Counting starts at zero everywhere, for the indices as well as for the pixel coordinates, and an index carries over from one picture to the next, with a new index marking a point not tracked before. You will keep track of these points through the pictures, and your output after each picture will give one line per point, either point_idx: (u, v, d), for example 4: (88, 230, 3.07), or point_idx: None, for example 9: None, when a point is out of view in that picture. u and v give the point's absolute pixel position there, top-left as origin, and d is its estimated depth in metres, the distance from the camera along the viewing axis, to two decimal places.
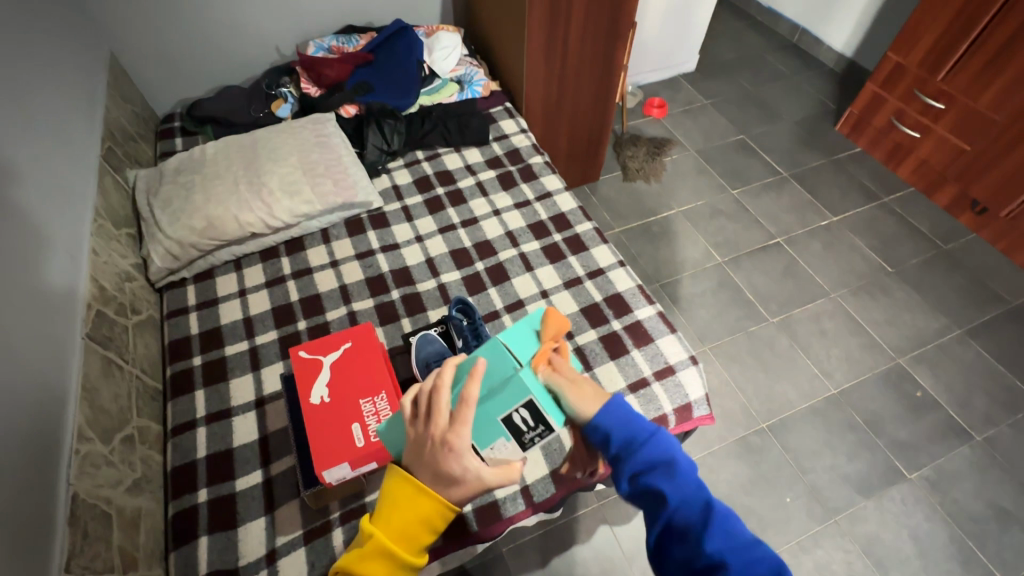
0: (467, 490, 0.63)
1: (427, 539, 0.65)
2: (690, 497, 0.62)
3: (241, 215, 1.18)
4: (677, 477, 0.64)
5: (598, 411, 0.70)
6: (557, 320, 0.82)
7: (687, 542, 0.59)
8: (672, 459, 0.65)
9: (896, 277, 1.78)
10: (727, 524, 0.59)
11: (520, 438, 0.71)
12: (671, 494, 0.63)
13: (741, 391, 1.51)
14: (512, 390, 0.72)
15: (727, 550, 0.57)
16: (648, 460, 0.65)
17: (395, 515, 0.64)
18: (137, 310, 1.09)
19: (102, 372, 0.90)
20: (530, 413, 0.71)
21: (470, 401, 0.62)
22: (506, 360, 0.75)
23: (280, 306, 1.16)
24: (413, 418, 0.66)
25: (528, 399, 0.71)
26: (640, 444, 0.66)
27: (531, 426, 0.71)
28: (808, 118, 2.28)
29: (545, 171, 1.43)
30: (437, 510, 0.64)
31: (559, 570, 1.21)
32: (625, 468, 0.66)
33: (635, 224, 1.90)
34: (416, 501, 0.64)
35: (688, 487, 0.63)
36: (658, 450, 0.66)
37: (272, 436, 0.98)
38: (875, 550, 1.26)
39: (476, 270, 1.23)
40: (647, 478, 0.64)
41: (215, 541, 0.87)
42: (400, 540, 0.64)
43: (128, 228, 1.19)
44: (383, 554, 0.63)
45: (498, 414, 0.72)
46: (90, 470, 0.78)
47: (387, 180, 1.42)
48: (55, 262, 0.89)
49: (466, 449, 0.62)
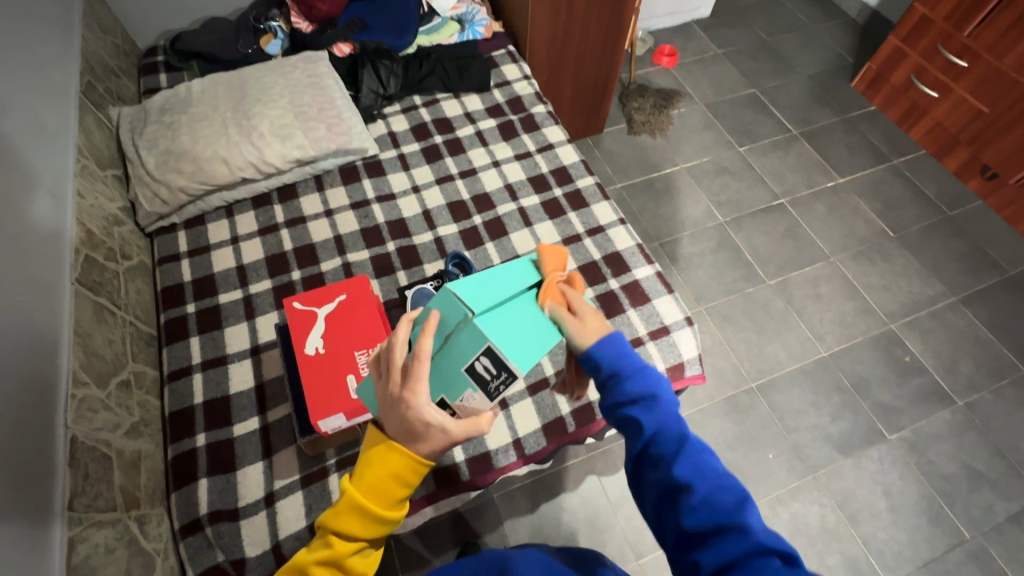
0: (432, 445, 0.63)
1: (403, 494, 0.66)
2: (668, 427, 0.61)
3: (231, 158, 1.14)
4: (655, 409, 0.63)
5: (594, 342, 0.66)
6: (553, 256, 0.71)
7: (659, 468, 0.59)
8: (655, 392, 0.63)
9: (897, 242, 1.77)
10: (700, 454, 0.59)
11: (486, 387, 0.64)
12: (647, 424, 0.61)
13: (732, 351, 1.53)
14: (467, 340, 0.63)
15: (695, 476, 0.58)
16: (631, 393, 0.63)
17: (368, 474, 0.64)
18: (127, 255, 1.07)
19: (94, 318, 0.89)
20: (491, 361, 0.62)
21: (422, 355, 0.61)
22: (456, 307, 0.64)
23: (274, 255, 1.14)
24: (377, 377, 0.68)
25: (488, 346, 0.62)
26: (625, 377, 0.64)
27: (495, 374, 0.63)
28: (824, 72, 2.19)
29: (547, 121, 1.38)
30: (409, 466, 0.64)
31: (547, 515, 1.27)
32: (607, 395, 0.65)
33: (637, 179, 1.85)
34: (387, 460, 0.64)
35: (665, 416, 0.62)
36: (644, 383, 0.64)
37: (268, 384, 0.99)
38: (849, 504, 1.32)
39: (474, 224, 1.21)
40: (626, 408, 0.63)
41: (215, 483, 0.89)
42: (373, 498, 0.64)
43: (114, 169, 1.15)
44: (358, 510, 0.64)
45: (458, 365, 0.64)
46: (88, 413, 0.79)
47: (383, 127, 1.36)
48: (40, 199, 0.87)
49: (425, 402, 0.62)
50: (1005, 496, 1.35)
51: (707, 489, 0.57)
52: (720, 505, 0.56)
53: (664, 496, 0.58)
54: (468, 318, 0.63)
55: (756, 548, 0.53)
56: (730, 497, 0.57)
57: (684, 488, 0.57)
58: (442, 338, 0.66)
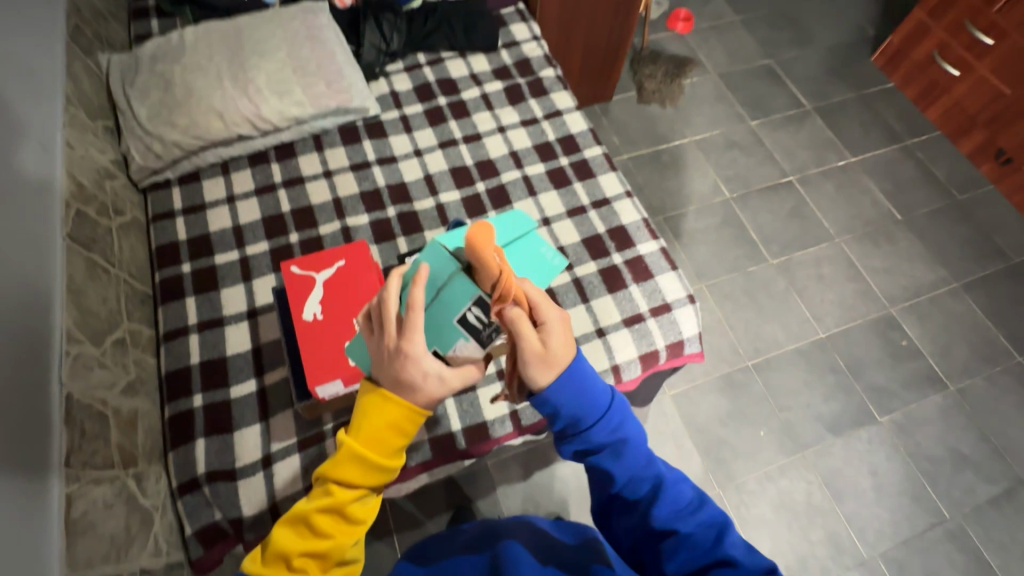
0: (430, 395, 0.61)
1: (401, 443, 0.64)
2: (638, 473, 0.66)
3: (227, 113, 1.10)
4: (622, 455, 0.66)
5: (552, 384, 0.62)
6: (484, 251, 0.63)
7: (637, 512, 0.66)
8: (619, 438, 0.66)
9: (904, 225, 1.75)
10: (672, 492, 0.66)
11: (479, 336, 0.67)
12: (619, 473, 0.66)
13: (731, 329, 1.53)
14: (458, 292, 0.68)
15: (673, 519, 0.63)
16: (598, 443, 0.65)
17: (364, 424, 0.62)
18: (120, 211, 1.04)
19: (87, 275, 0.87)
20: (483, 309, 0.67)
21: (416, 305, 0.58)
22: (447, 264, 0.70)
23: (271, 216, 1.11)
24: (369, 334, 0.64)
25: (478, 295, 0.67)
26: (588, 426, 0.64)
27: (486, 322, 0.67)
28: (843, 45, 2.11)
29: (556, 86, 1.33)
30: (405, 415, 0.62)
31: (539, 483, 1.29)
32: (573, 446, 0.66)
33: (644, 150, 1.81)
34: (385, 409, 0.61)
35: (633, 462, 0.66)
36: (608, 431, 0.65)
37: (265, 347, 0.98)
38: (835, 483, 1.35)
39: (476, 191, 1.18)
40: (595, 457, 0.66)
41: (212, 444, 0.90)
42: (372, 447, 0.62)
43: (104, 120, 1.11)
44: (357, 459, 0.62)
45: (450, 317, 0.67)
46: (83, 371, 0.78)
47: (385, 86, 1.30)
48: (25, 148, 0.83)
49: (422, 351, 0.59)
50: (987, 480, 1.39)
51: (685, 529, 0.62)
52: (700, 543, 0.61)
53: (644, 538, 0.66)
54: (461, 271, 0.70)
55: None
56: (710, 531, 0.62)
57: (661, 533, 0.63)
58: (434, 292, 0.70)
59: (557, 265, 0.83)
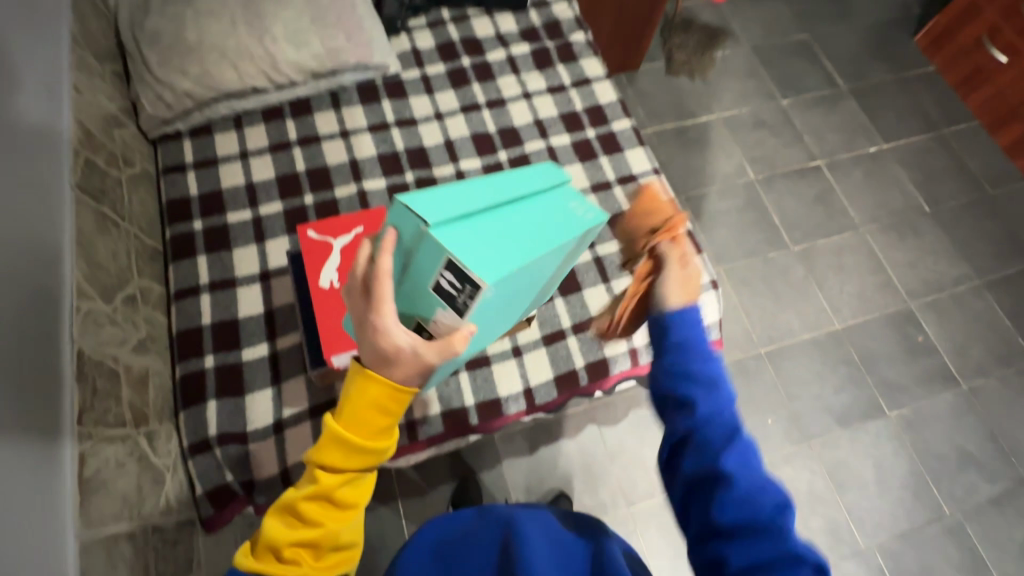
0: (405, 369, 0.55)
1: (388, 424, 0.59)
2: (723, 417, 0.57)
3: (241, 64, 1.04)
4: (715, 393, 0.58)
5: (678, 305, 0.60)
6: (656, 203, 0.67)
7: (703, 455, 0.56)
8: (718, 380, 0.59)
9: (931, 217, 1.70)
10: (747, 450, 0.57)
11: (455, 303, 0.57)
12: (705, 408, 0.57)
13: (746, 315, 1.50)
14: (427, 254, 0.55)
15: (742, 472, 0.55)
16: (693, 372, 0.58)
17: (348, 408, 0.58)
18: (130, 162, 1.00)
19: (97, 228, 0.84)
20: (454, 275, 0.54)
21: (382, 274, 0.52)
22: (411, 220, 0.55)
23: (285, 175, 1.07)
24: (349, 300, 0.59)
25: (447, 258, 0.54)
26: (693, 354, 0.59)
27: (460, 288, 0.55)
28: (885, 23, 2.00)
29: (586, 52, 1.26)
30: (386, 394, 0.56)
31: (544, 458, 1.30)
32: (665, 365, 0.59)
33: (670, 125, 1.74)
34: (366, 393, 0.57)
35: (723, 404, 0.58)
36: (709, 367, 0.59)
37: (278, 311, 0.96)
38: (838, 474, 1.35)
39: (498, 160, 1.14)
40: (683, 386, 0.58)
41: (224, 406, 0.89)
42: (356, 432, 0.59)
43: (112, 64, 1.05)
44: (341, 443, 0.59)
45: (425, 283, 0.58)
46: (94, 327, 0.76)
47: (406, 42, 1.23)
48: (29, 90, 0.78)
49: (391, 321, 0.53)
50: (990, 479, 1.39)
51: (749, 487, 0.55)
52: (759, 505, 0.54)
53: (700, 484, 0.56)
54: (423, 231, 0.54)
55: (794, 553, 0.53)
56: (771, 499, 0.55)
57: (724, 479, 0.55)
58: (404, 256, 0.59)
59: (591, 220, 0.61)
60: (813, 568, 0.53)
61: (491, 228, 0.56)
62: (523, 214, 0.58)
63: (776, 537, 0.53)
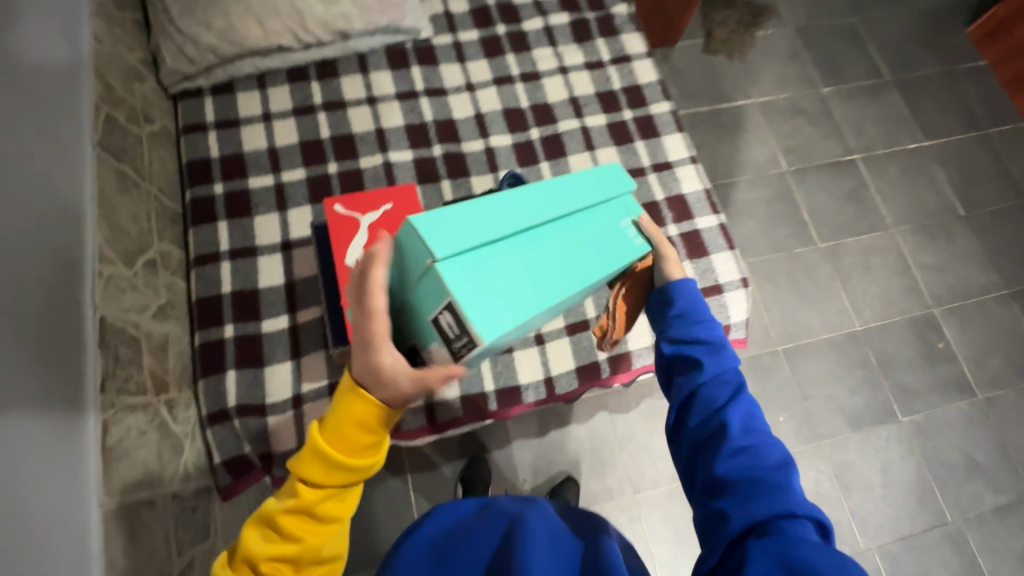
0: (388, 392, 0.50)
1: (374, 442, 0.54)
2: (726, 376, 0.60)
3: (267, 20, 0.99)
4: (719, 353, 0.62)
5: (679, 280, 0.66)
6: None
7: (707, 408, 0.58)
8: (721, 342, 0.63)
9: (965, 221, 1.65)
10: (751, 407, 0.58)
11: (449, 346, 0.51)
12: (710, 365, 0.60)
13: (766, 311, 1.48)
14: (430, 287, 0.50)
15: (744, 425, 0.57)
16: (697, 334, 0.62)
17: (332, 419, 0.53)
18: (149, 118, 0.96)
19: (117, 188, 0.81)
20: (453, 319, 0.48)
21: (375, 287, 0.49)
22: (419, 249, 0.50)
23: (309, 141, 1.03)
24: None
25: (448, 301, 0.48)
26: (697, 320, 0.64)
27: (457, 334, 0.49)
28: (940, 10, 1.89)
29: (627, 26, 1.19)
30: (369, 411, 0.52)
31: (553, 442, 1.30)
32: (671, 330, 0.64)
33: (703, 108, 1.67)
34: (351, 406, 0.52)
35: (727, 365, 0.61)
36: (711, 331, 0.63)
37: (299, 283, 0.95)
38: (845, 475, 1.36)
39: (530, 137, 1.09)
40: (688, 346, 0.62)
41: (243, 376, 0.88)
42: (338, 445, 0.53)
43: (132, 12, 1.00)
44: (321, 458, 0.54)
45: (424, 313, 0.52)
46: (115, 293, 0.74)
47: (439, 4, 1.17)
48: (49, 39, 0.74)
49: (381, 339, 0.49)
50: (995, 489, 1.39)
51: (751, 440, 0.56)
52: (761, 456, 0.54)
53: (703, 441, 0.57)
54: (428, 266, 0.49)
55: (794, 507, 0.51)
56: (774, 453, 0.55)
57: (727, 431, 0.56)
58: (405, 280, 0.53)
59: (640, 247, 0.61)
60: (813, 521, 0.51)
61: (512, 265, 0.52)
62: (557, 245, 0.56)
63: (777, 490, 0.52)
